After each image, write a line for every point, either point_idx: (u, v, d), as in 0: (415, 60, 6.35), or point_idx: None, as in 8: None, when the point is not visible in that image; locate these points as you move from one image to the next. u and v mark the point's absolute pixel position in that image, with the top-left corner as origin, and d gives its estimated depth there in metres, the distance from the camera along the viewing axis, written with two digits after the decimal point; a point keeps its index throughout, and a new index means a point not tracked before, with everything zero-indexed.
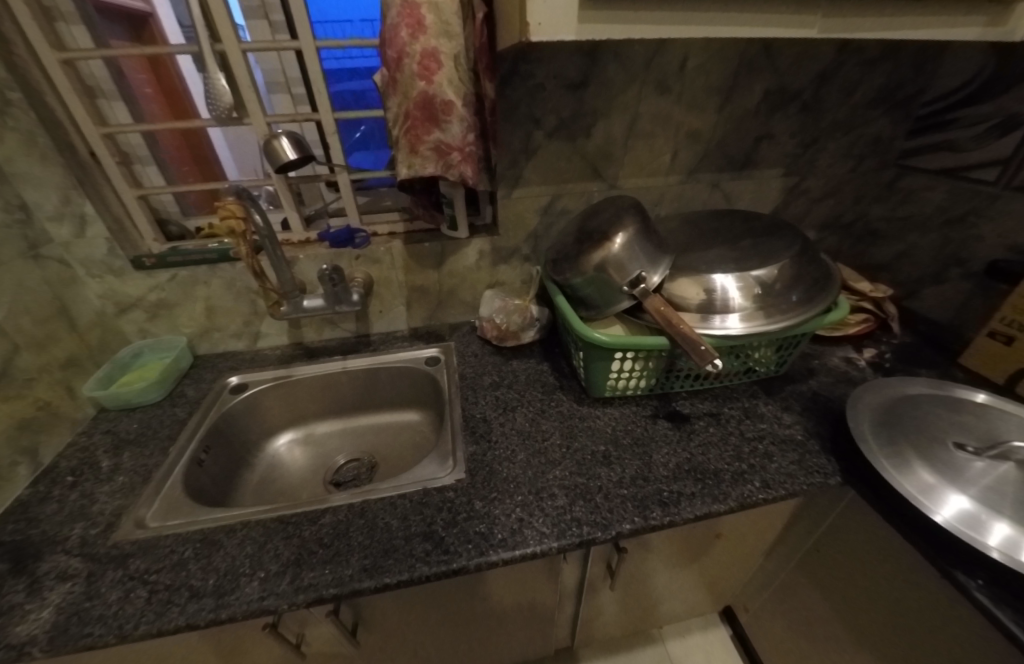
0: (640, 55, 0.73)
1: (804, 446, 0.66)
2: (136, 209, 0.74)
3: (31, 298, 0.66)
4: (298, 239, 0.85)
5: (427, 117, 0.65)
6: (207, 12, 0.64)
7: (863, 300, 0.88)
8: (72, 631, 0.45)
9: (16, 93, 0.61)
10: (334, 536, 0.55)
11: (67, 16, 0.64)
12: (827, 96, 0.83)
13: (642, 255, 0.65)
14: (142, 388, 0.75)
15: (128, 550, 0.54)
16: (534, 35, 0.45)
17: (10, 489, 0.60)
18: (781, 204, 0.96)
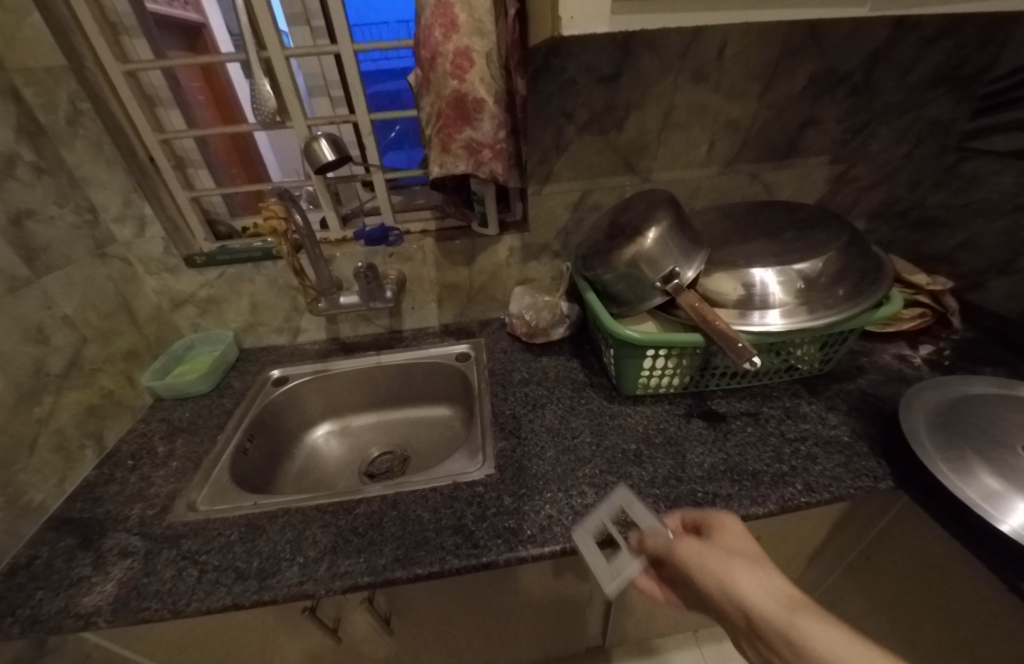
0: (676, 44, 0.71)
1: (852, 448, 0.63)
2: (188, 209, 0.79)
3: (98, 294, 0.72)
4: (335, 238, 0.88)
5: (459, 115, 0.66)
6: (254, 21, 0.67)
7: (919, 294, 0.82)
8: (132, 604, 0.49)
9: (86, 103, 0.67)
10: (369, 526, 0.56)
11: (130, 31, 0.69)
12: (880, 78, 0.79)
13: (676, 250, 0.64)
14: (194, 380, 0.80)
15: (181, 531, 0.57)
16: (566, 29, 0.45)
17: (79, 470, 0.66)
18: (827, 195, 0.91)
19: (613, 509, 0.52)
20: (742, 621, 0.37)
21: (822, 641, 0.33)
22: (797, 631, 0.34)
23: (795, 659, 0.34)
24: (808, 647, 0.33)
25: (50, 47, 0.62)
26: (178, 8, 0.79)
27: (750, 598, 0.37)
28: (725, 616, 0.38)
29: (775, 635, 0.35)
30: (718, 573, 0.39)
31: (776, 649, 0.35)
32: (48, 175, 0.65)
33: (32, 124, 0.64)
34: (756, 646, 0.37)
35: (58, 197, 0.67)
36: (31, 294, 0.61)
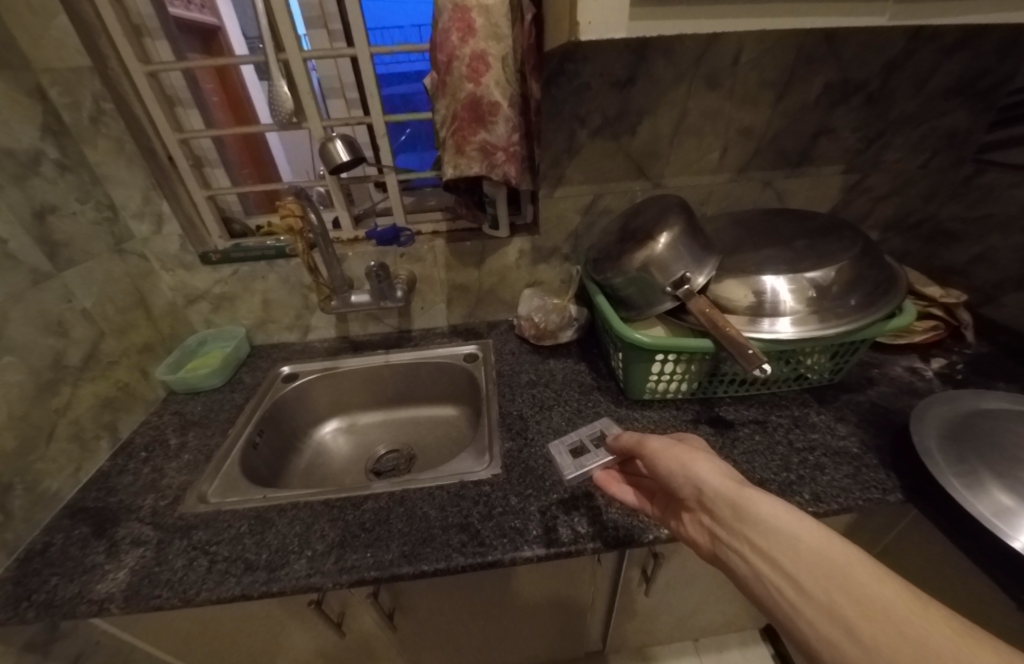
0: (690, 51, 0.71)
1: (861, 459, 0.62)
2: (205, 207, 0.81)
3: (115, 288, 0.73)
4: (347, 237, 0.89)
5: (474, 118, 0.67)
6: (274, 23, 0.69)
7: (932, 306, 0.81)
8: (144, 592, 0.50)
9: (109, 102, 0.68)
10: (376, 521, 0.57)
11: (153, 33, 0.70)
12: (896, 88, 0.78)
13: (687, 256, 0.64)
14: (205, 374, 0.81)
15: (192, 522, 0.58)
16: (584, 34, 0.45)
17: (94, 460, 0.67)
18: (840, 204, 0.91)
19: (594, 430, 0.60)
20: (693, 497, 0.40)
21: (761, 506, 0.36)
22: (741, 497, 0.37)
23: (737, 521, 0.36)
24: (748, 511, 0.36)
25: (76, 48, 0.63)
26: (196, 11, 0.81)
27: (701, 475, 0.40)
28: (679, 496, 0.42)
29: (721, 505, 0.38)
30: (677, 458, 0.42)
31: (721, 515, 0.38)
32: (71, 171, 0.67)
33: (56, 121, 0.65)
34: (707, 522, 0.40)
35: (80, 194, 0.68)
36: (52, 288, 0.63)
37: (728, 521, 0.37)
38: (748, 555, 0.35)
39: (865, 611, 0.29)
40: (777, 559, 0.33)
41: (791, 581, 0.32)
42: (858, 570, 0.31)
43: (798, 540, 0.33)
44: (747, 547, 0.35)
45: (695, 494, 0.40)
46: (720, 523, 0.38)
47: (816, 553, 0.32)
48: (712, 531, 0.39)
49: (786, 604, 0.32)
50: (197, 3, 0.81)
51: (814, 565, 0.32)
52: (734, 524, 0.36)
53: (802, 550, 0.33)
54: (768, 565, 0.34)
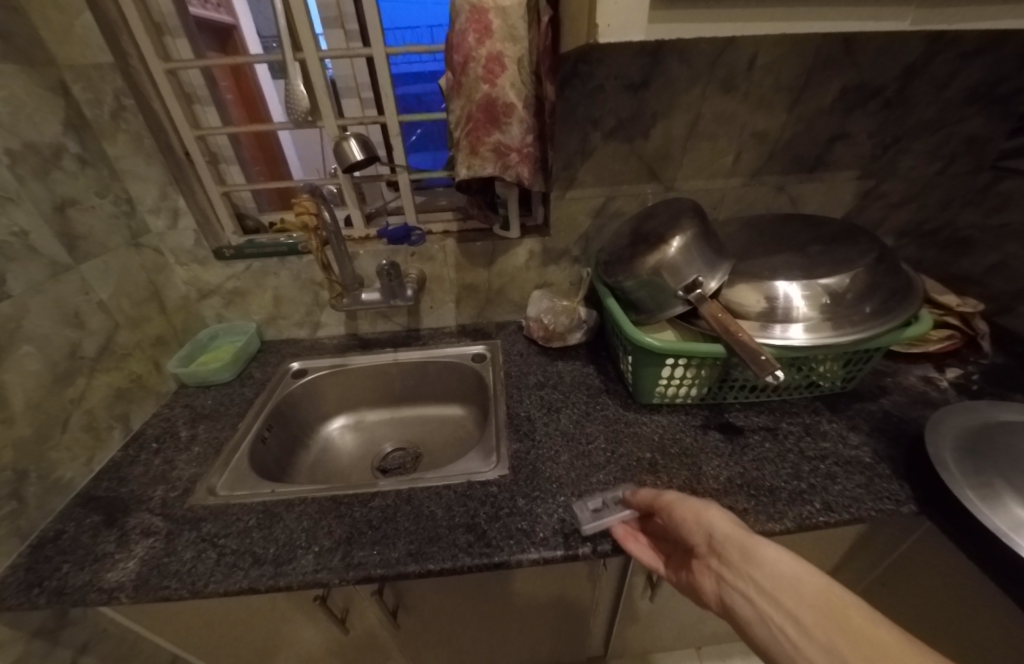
0: (706, 54, 0.71)
1: (873, 469, 0.61)
2: (220, 203, 0.82)
3: (131, 281, 0.74)
4: (359, 235, 0.90)
5: (488, 119, 0.67)
6: (292, 23, 0.69)
7: (947, 315, 0.79)
8: (153, 582, 0.50)
9: (129, 99, 0.70)
10: (383, 519, 0.57)
11: (173, 31, 0.72)
12: (914, 93, 0.77)
13: (700, 259, 0.63)
14: (216, 368, 0.82)
15: (201, 514, 0.59)
16: (602, 36, 0.45)
17: (106, 450, 0.68)
18: (855, 210, 0.90)
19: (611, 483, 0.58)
20: (704, 543, 0.44)
21: (769, 553, 0.41)
22: (751, 544, 0.42)
23: (746, 566, 0.41)
24: (756, 556, 0.41)
25: (99, 45, 0.64)
26: (213, 9, 0.82)
27: (713, 523, 0.44)
28: (691, 543, 0.46)
29: (731, 549, 0.42)
30: (690, 507, 0.46)
31: (731, 560, 0.42)
32: (91, 166, 0.68)
33: (78, 117, 0.66)
34: (715, 567, 0.43)
35: (99, 188, 0.69)
36: (70, 280, 0.64)
37: (737, 564, 0.41)
38: (753, 597, 0.40)
39: (860, 646, 0.34)
40: (782, 599, 0.38)
41: (794, 620, 0.37)
42: (853, 612, 0.36)
43: (801, 584, 0.38)
44: (754, 590, 0.40)
45: (706, 540, 0.44)
46: (730, 567, 0.42)
47: (816, 593, 0.37)
48: (720, 575, 0.43)
49: (787, 643, 0.37)
50: (214, 2, 0.82)
51: (817, 606, 0.37)
52: (742, 567, 0.41)
53: (804, 592, 0.38)
54: (774, 608, 0.38)
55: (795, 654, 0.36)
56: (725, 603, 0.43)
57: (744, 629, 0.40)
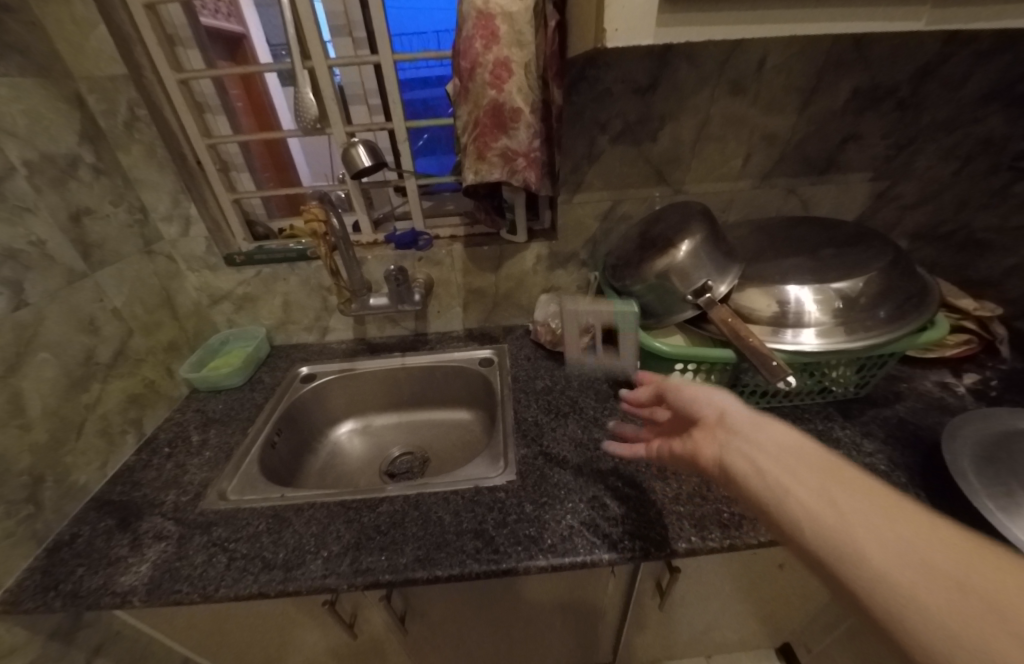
0: (714, 56, 0.70)
1: (889, 477, 0.60)
2: (230, 209, 0.83)
3: (144, 288, 0.75)
4: (367, 240, 0.90)
5: (496, 124, 0.67)
6: (301, 31, 0.70)
7: (965, 319, 0.79)
8: (165, 586, 0.51)
9: (143, 109, 0.71)
10: (391, 525, 0.57)
11: (185, 42, 0.73)
12: (928, 93, 0.76)
13: (709, 264, 0.63)
14: (227, 373, 0.83)
15: (212, 518, 0.59)
16: (609, 41, 0.45)
17: (120, 454, 0.69)
18: (867, 212, 0.89)
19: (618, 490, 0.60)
20: (713, 414, 0.42)
21: (779, 426, 0.38)
22: (761, 418, 0.39)
23: (753, 429, 0.38)
24: (764, 425, 0.38)
25: (114, 56, 0.66)
26: (224, 19, 0.82)
27: (726, 401, 0.43)
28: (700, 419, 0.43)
29: (741, 421, 0.40)
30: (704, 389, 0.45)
31: (738, 429, 0.39)
32: (106, 175, 0.70)
33: (93, 127, 0.68)
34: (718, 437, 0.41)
35: (113, 197, 0.71)
36: (85, 287, 0.65)
37: (745, 430, 0.39)
38: (755, 456, 0.37)
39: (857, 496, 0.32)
40: (788, 458, 0.35)
41: (794, 476, 0.34)
42: (859, 477, 0.33)
43: (808, 449, 0.36)
44: (756, 452, 0.37)
45: (715, 414, 0.42)
46: (738, 433, 0.39)
47: (824, 460, 0.35)
48: (723, 441, 0.40)
49: (784, 491, 0.34)
50: (225, 12, 0.82)
51: (821, 465, 0.34)
52: (750, 433, 0.39)
53: (809, 454, 0.35)
54: (776, 464, 0.36)
55: (790, 499, 0.33)
56: (722, 464, 0.39)
57: (740, 484, 0.37)
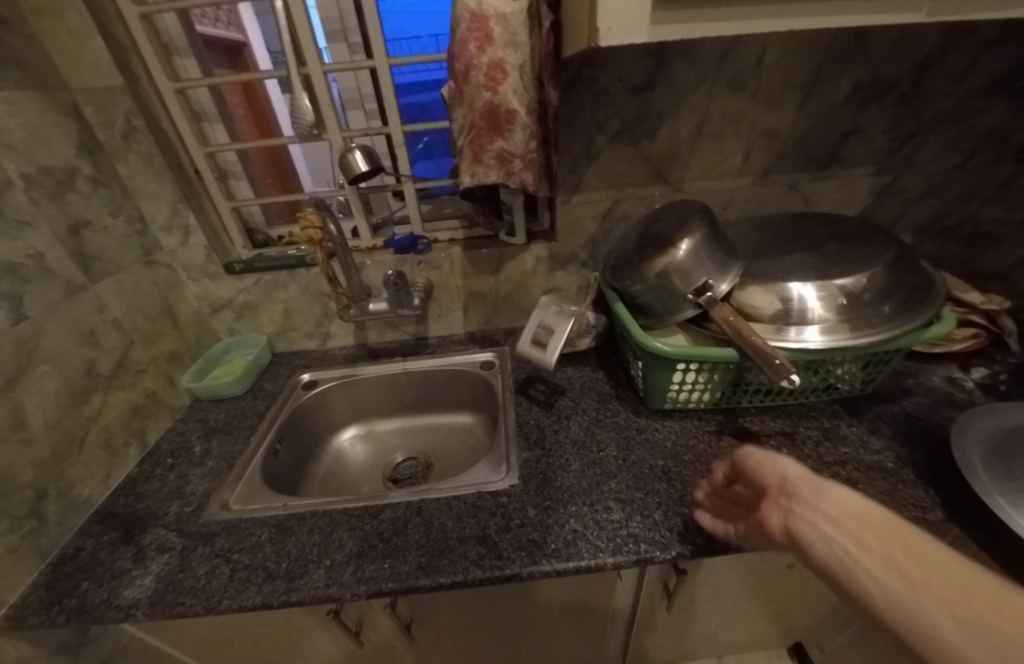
0: (712, 53, 0.70)
1: (897, 475, 0.59)
2: (229, 218, 0.83)
3: (144, 299, 0.75)
4: (366, 245, 0.90)
5: (491, 127, 0.67)
6: (295, 38, 0.70)
7: (972, 313, 0.77)
8: (169, 599, 0.51)
9: (139, 120, 0.71)
10: (393, 532, 0.57)
11: (181, 51, 0.73)
12: (930, 86, 0.75)
13: (710, 262, 0.62)
14: (229, 382, 0.83)
15: (215, 528, 0.59)
16: (603, 39, 0.45)
17: (123, 466, 0.69)
18: (870, 206, 0.87)
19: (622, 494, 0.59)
20: (775, 483, 0.42)
21: (841, 494, 0.39)
22: (825, 485, 0.40)
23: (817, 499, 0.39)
24: (827, 492, 0.39)
25: (109, 68, 0.66)
26: (223, 28, 0.83)
27: (788, 466, 0.43)
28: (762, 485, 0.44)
29: (804, 488, 0.40)
30: (766, 454, 0.45)
31: (802, 495, 0.40)
32: (104, 187, 0.70)
33: (91, 139, 0.68)
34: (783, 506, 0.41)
35: (112, 208, 0.71)
36: (85, 299, 0.65)
37: (810, 500, 0.39)
38: (822, 527, 0.37)
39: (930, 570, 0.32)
40: (855, 529, 0.36)
41: (862, 546, 0.35)
42: (928, 546, 0.33)
43: (875, 516, 0.36)
44: (822, 523, 0.37)
45: (778, 482, 0.42)
46: (803, 504, 0.39)
47: (893, 527, 0.35)
48: (788, 511, 0.40)
49: (855, 566, 0.34)
50: (224, 20, 0.83)
51: (891, 534, 0.34)
52: (814, 503, 0.39)
53: (875, 522, 0.35)
54: (844, 537, 0.36)
55: (859, 571, 0.34)
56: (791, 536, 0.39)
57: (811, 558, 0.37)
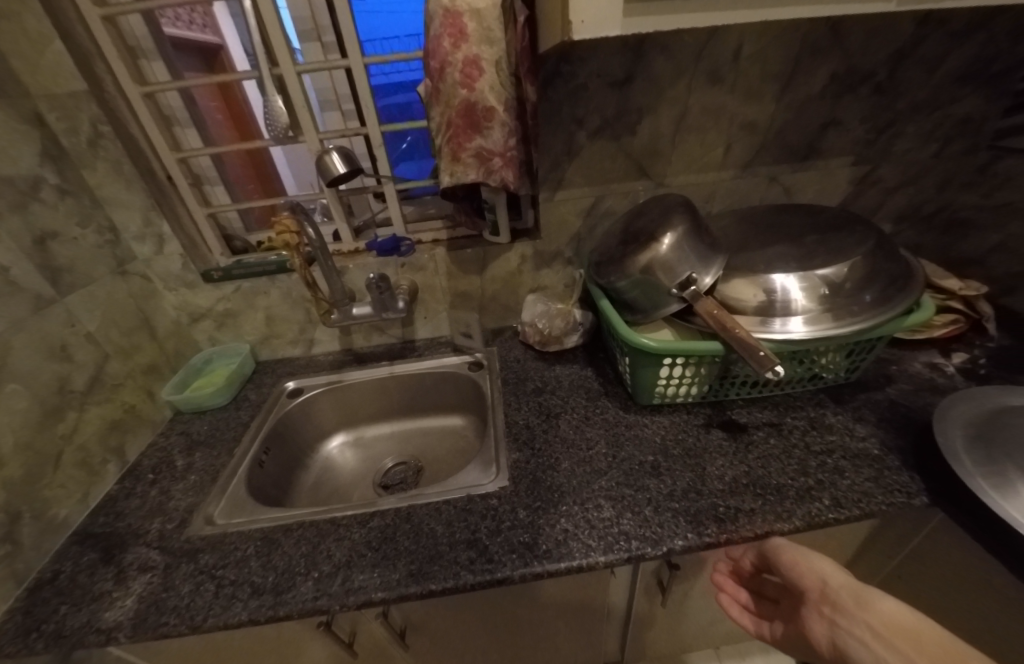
0: (690, 47, 0.70)
1: (882, 461, 0.60)
2: (205, 225, 0.80)
3: (119, 310, 0.73)
4: (347, 249, 0.89)
5: (469, 124, 0.66)
6: (265, 38, 0.68)
7: (951, 299, 0.78)
8: (151, 620, 0.49)
9: (106, 126, 0.69)
10: (382, 540, 0.56)
11: (148, 54, 0.71)
12: (905, 76, 0.75)
13: (693, 256, 0.62)
14: (210, 393, 0.81)
15: (199, 545, 0.58)
16: (577, 33, 0.44)
17: (101, 484, 0.67)
18: (850, 196, 0.88)
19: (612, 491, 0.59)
20: (817, 589, 0.51)
21: (882, 602, 0.47)
22: (864, 592, 0.48)
23: (857, 607, 0.47)
24: (870, 603, 0.47)
25: (72, 72, 0.63)
26: (197, 31, 0.81)
27: (828, 573, 0.51)
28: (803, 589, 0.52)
29: (846, 596, 0.48)
30: (801, 554, 0.52)
31: (844, 604, 0.48)
32: (71, 196, 0.67)
33: (55, 147, 0.65)
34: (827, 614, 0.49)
35: (81, 218, 0.68)
36: (55, 313, 0.63)
37: (853, 610, 0.47)
38: (867, 640, 0.45)
39: None
40: (893, 642, 0.44)
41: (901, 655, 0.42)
42: (955, 650, 0.42)
43: (911, 625, 0.44)
44: (863, 631, 0.46)
45: (819, 588, 0.51)
46: (847, 613, 0.47)
47: (924, 633, 0.43)
48: (833, 620, 0.49)
49: None
50: (200, 23, 0.81)
51: (926, 645, 0.42)
52: (857, 611, 0.47)
53: (909, 630, 0.44)
54: (883, 646, 0.44)
55: None
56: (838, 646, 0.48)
57: None
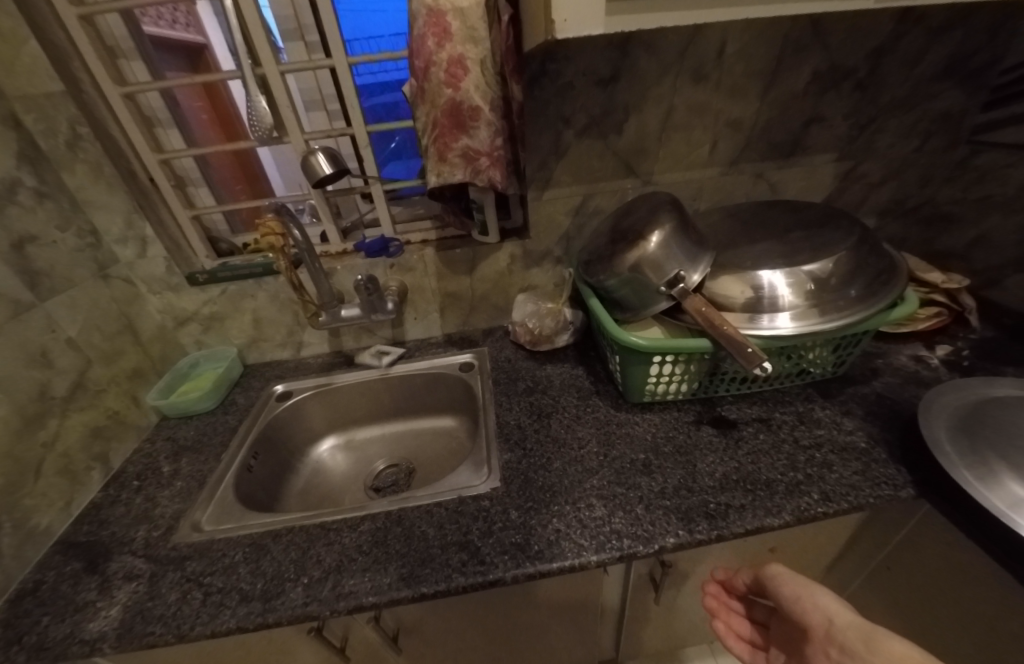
0: (674, 44, 0.70)
1: (869, 454, 0.60)
2: (190, 227, 0.79)
3: (101, 316, 0.72)
4: (335, 250, 0.88)
5: (455, 124, 0.65)
6: (247, 37, 0.67)
7: (934, 293, 0.79)
8: (137, 629, 0.48)
9: (85, 127, 0.67)
10: (373, 544, 0.55)
11: (128, 54, 0.69)
12: (886, 72, 0.76)
13: (680, 253, 0.62)
14: (197, 398, 0.80)
15: (186, 552, 0.57)
16: (560, 31, 0.44)
17: (85, 492, 0.66)
18: (835, 192, 0.89)
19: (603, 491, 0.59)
20: (821, 625, 0.46)
21: (894, 645, 0.40)
22: (874, 633, 0.42)
23: (863, 647, 0.41)
24: (882, 647, 0.41)
25: (49, 73, 0.62)
26: (179, 29, 0.80)
27: (836, 611, 0.45)
28: (809, 625, 0.47)
29: (854, 637, 0.42)
30: (806, 588, 0.48)
31: (849, 643, 0.42)
32: (50, 199, 0.66)
33: (32, 150, 0.64)
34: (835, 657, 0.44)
35: (60, 222, 0.67)
36: (34, 319, 0.62)
37: (858, 650, 0.41)
38: None
39: None
40: None
41: None
42: None
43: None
44: None
45: (825, 625, 0.45)
46: (849, 654, 0.42)
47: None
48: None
49: None
50: (183, 22, 0.80)
51: None
52: (865, 653, 0.41)
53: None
54: None
55: None
56: None
57: None
